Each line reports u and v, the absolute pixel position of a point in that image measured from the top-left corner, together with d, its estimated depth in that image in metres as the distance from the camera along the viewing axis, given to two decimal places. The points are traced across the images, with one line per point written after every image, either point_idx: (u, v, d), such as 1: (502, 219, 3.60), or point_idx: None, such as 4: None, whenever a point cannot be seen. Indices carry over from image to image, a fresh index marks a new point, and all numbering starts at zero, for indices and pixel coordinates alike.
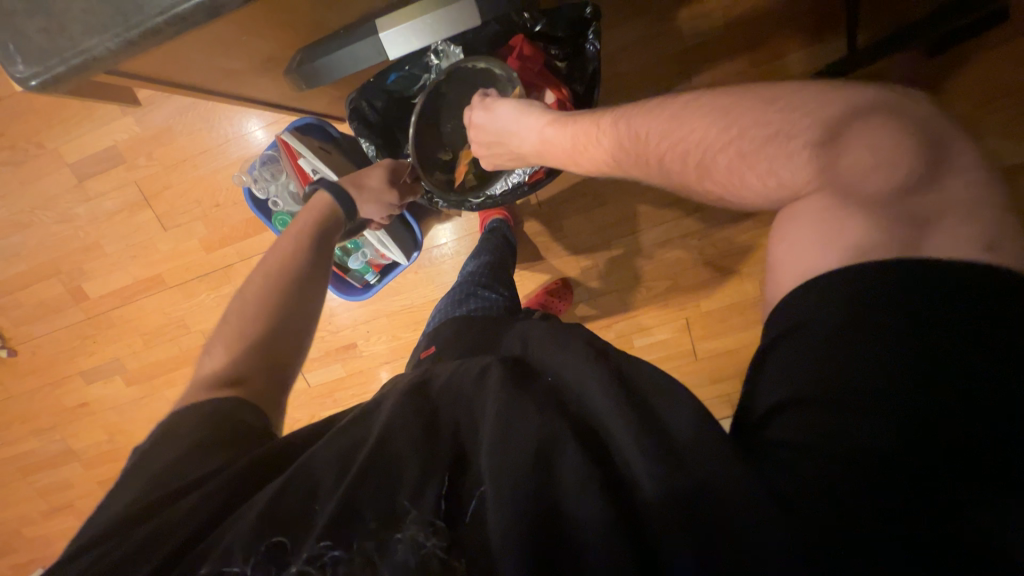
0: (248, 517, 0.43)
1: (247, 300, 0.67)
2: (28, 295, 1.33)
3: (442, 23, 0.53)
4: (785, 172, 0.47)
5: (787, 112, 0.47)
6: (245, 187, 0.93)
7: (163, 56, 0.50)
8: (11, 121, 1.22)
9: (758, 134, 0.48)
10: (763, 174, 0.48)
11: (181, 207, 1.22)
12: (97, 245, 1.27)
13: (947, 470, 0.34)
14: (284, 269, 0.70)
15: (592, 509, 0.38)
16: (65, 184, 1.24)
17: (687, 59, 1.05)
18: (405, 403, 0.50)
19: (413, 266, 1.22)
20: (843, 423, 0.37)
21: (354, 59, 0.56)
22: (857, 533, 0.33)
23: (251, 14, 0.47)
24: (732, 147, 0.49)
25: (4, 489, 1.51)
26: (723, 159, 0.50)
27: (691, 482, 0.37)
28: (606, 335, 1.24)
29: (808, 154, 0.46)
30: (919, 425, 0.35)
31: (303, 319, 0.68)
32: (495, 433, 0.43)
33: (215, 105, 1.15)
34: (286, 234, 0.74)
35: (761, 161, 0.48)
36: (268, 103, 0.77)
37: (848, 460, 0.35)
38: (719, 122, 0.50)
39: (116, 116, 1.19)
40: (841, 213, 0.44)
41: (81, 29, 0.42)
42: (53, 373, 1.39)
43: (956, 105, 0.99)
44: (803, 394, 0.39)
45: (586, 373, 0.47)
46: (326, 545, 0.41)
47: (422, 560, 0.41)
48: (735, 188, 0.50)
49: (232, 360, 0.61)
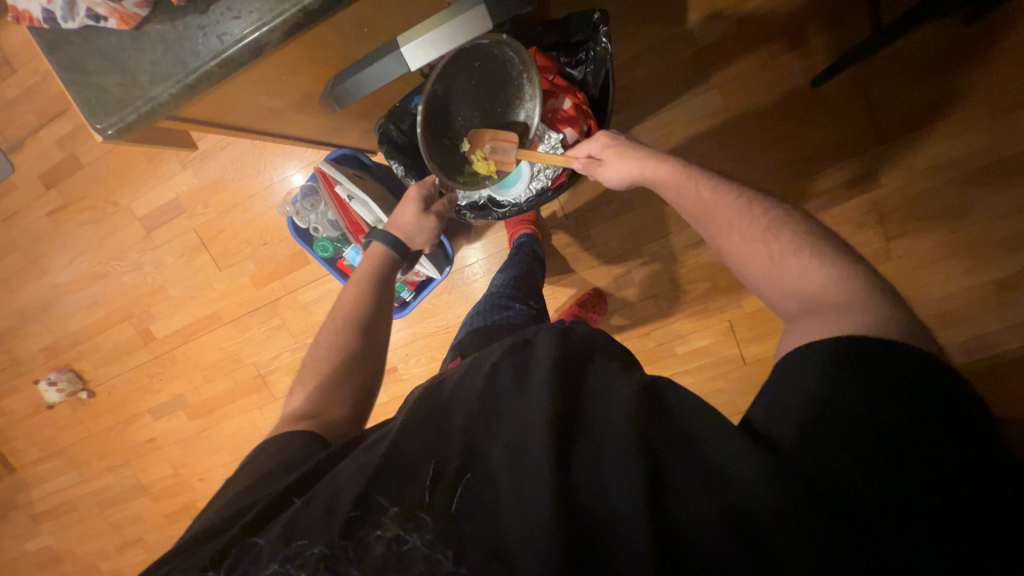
0: (276, 526, 0.44)
1: (322, 344, 0.70)
2: (105, 339, 1.46)
3: (459, 31, 0.52)
4: (810, 267, 0.46)
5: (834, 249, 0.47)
6: (289, 218, 1.01)
7: (216, 99, 0.56)
8: (91, 184, 1.38)
9: (788, 226, 0.49)
10: (776, 255, 0.48)
11: (234, 248, 1.32)
12: (162, 289, 1.39)
13: (962, 476, 0.33)
14: (351, 311, 0.71)
15: (609, 513, 0.39)
16: (135, 236, 1.38)
17: (703, 60, 1.05)
18: (418, 405, 0.51)
19: (446, 287, 1.25)
20: (853, 420, 0.36)
21: (378, 76, 0.56)
22: (869, 526, 0.33)
23: (289, 53, 0.52)
24: (762, 224, 0.50)
25: (83, 525, 1.61)
26: (744, 232, 0.50)
27: (711, 486, 0.38)
28: (644, 344, 1.21)
29: (815, 258, 0.46)
30: (943, 431, 0.35)
31: (372, 355, 0.69)
32: (511, 445, 0.44)
33: (261, 153, 1.26)
34: (352, 280, 0.76)
35: (808, 265, 0.46)
36: (306, 137, 0.83)
37: (869, 453, 0.35)
38: (778, 217, 0.50)
39: (177, 172, 1.32)
40: (832, 296, 0.44)
41: (149, 80, 0.49)
42: (126, 411, 1.50)
43: (1000, 76, 0.93)
44: (813, 391, 0.38)
45: (605, 380, 0.47)
46: (301, 545, 0.42)
47: (402, 556, 0.41)
48: (767, 248, 0.48)
49: (313, 396, 0.64)
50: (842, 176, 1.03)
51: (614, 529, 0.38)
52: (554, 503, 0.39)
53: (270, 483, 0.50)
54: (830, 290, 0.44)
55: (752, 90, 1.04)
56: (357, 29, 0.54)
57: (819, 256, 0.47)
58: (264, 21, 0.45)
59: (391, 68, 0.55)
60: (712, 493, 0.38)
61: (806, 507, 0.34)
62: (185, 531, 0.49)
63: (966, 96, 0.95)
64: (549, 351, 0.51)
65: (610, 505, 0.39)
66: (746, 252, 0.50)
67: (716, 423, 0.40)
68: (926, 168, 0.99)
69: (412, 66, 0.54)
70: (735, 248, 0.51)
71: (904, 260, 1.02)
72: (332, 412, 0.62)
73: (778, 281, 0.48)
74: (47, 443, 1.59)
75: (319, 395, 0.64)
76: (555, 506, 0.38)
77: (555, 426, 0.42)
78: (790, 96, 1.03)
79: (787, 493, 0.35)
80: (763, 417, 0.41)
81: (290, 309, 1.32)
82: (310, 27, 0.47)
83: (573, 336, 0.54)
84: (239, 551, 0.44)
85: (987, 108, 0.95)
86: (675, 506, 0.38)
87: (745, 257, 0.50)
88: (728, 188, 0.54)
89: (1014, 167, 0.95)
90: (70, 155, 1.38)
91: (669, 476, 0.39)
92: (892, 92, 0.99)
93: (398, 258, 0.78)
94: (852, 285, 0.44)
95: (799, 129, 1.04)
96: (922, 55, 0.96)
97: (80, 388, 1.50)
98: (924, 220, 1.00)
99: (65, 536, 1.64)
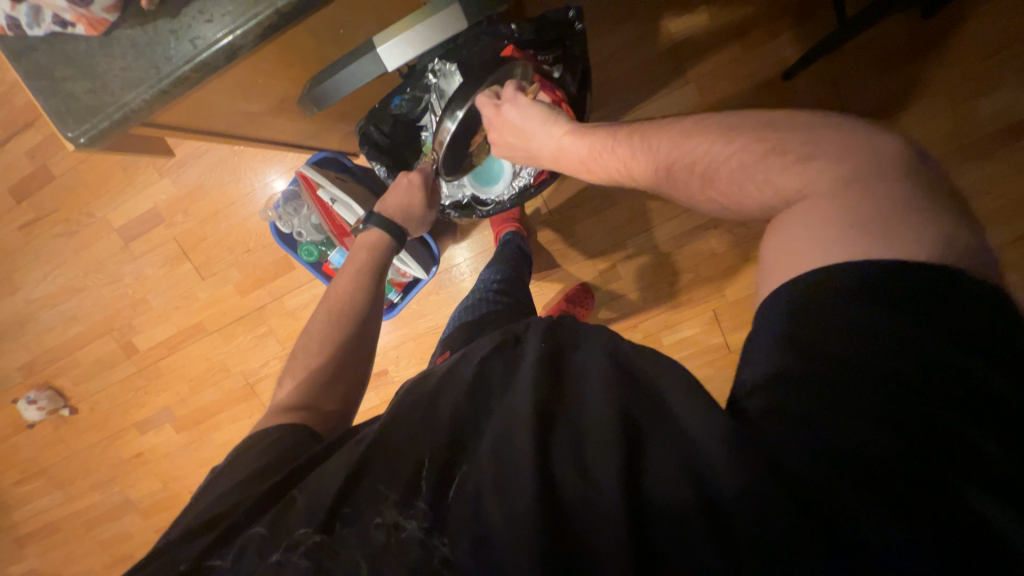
0: (259, 526, 0.45)
1: (313, 335, 0.68)
2: (86, 354, 1.43)
3: (436, 30, 0.52)
4: (778, 179, 0.43)
5: (808, 146, 0.42)
6: (272, 222, 0.99)
7: (191, 104, 0.55)
8: (65, 196, 1.35)
9: (730, 157, 0.46)
10: (732, 196, 0.46)
11: (216, 256, 1.30)
12: (143, 300, 1.36)
13: (949, 456, 0.32)
14: (346, 304, 0.70)
15: (583, 502, 0.40)
16: (113, 247, 1.35)
17: (678, 55, 1.07)
18: (404, 400, 0.52)
19: (435, 287, 1.25)
20: (843, 399, 0.34)
21: (355, 76, 0.55)
22: (851, 515, 0.32)
23: (264, 56, 0.52)
24: (698, 175, 0.48)
25: (69, 546, 1.57)
26: (693, 183, 0.49)
27: (691, 478, 0.38)
28: (633, 337, 1.22)
29: (772, 174, 0.43)
30: (933, 412, 0.33)
31: (364, 347, 0.69)
32: (495, 439, 0.45)
33: (242, 159, 1.25)
34: (345, 272, 0.75)
35: (765, 176, 0.43)
36: (285, 141, 0.82)
37: (854, 438, 0.33)
38: (723, 135, 0.47)
39: (155, 181, 1.30)
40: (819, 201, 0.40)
41: (121, 86, 0.48)
42: (110, 427, 1.47)
43: (963, 61, 0.97)
44: (801, 364, 0.36)
45: (585, 371, 0.48)
46: (307, 531, 0.43)
47: (400, 541, 0.42)
48: (720, 182, 0.47)
49: (300, 390, 0.63)
50: None
51: (594, 522, 0.38)
52: (535, 493, 0.40)
53: (256, 485, 0.49)
54: (812, 196, 0.41)
55: (728, 83, 1.06)
56: (333, 30, 0.54)
57: (789, 167, 0.42)
58: (238, 24, 0.44)
59: (368, 69, 0.54)
60: (692, 483, 0.37)
61: (783, 496, 0.33)
62: (176, 524, 0.49)
63: (931, 83, 0.98)
64: (534, 347, 0.52)
65: (591, 504, 0.39)
66: (707, 202, 0.49)
67: (694, 403, 0.40)
68: None
69: (391, 66, 0.54)
70: (695, 201, 0.50)
71: None
72: (325, 403, 0.62)
73: (752, 213, 0.46)
74: (28, 463, 1.55)
75: (306, 391, 0.63)
76: (535, 506, 0.39)
77: (538, 427, 0.43)
78: (765, 88, 1.05)
79: (763, 481, 0.34)
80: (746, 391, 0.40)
81: (277, 316, 1.30)
82: (284, 30, 0.47)
83: (562, 329, 0.55)
84: (234, 548, 0.44)
85: (951, 91, 0.98)
86: (653, 499, 0.38)
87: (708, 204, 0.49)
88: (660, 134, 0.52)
89: (976, 151, 0.99)
90: (41, 167, 1.35)
91: (649, 470, 0.39)
92: (861, 82, 1.02)
93: (393, 241, 0.78)
94: (840, 187, 0.40)
95: None
96: (889, 46, 0.99)
97: (61, 405, 1.46)
98: None
99: (51, 558, 1.60)
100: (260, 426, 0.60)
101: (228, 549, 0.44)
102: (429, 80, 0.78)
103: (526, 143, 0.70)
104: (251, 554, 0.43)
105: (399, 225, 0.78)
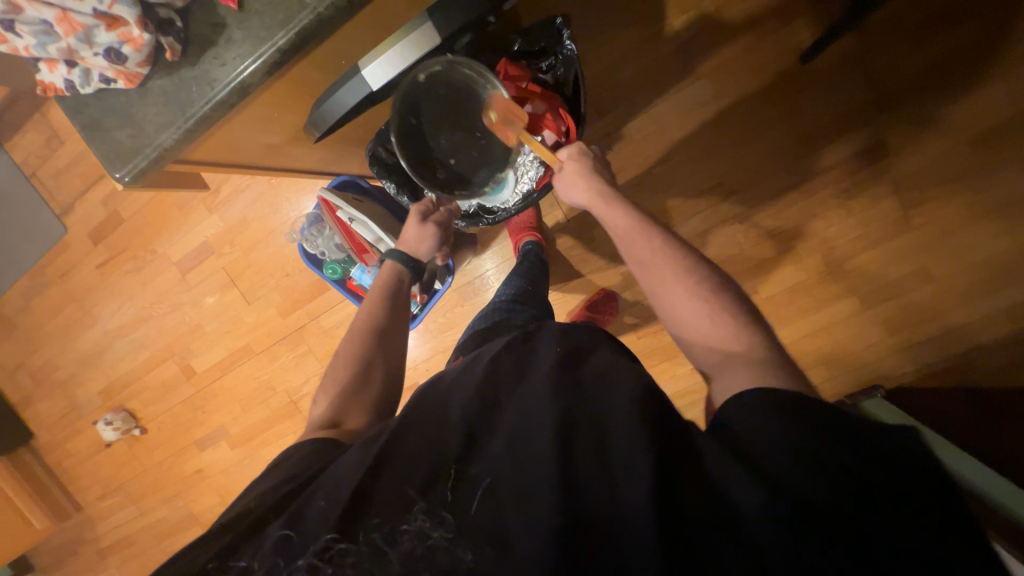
0: (274, 527, 0.47)
1: (342, 352, 0.72)
2: (152, 378, 1.57)
3: (415, 46, 0.54)
4: (715, 330, 0.50)
5: (746, 325, 0.50)
6: (299, 245, 1.06)
7: (218, 141, 0.62)
8: (133, 236, 1.51)
9: (694, 282, 0.53)
10: (707, 322, 0.51)
11: (260, 281, 1.41)
12: (199, 326, 1.49)
13: (934, 475, 0.36)
14: (370, 320, 0.74)
15: (605, 506, 0.40)
16: (172, 280, 1.49)
17: (686, 53, 1.06)
18: (416, 405, 0.53)
19: (460, 301, 1.29)
20: (832, 432, 0.38)
21: (343, 101, 0.58)
22: (861, 527, 0.34)
23: (276, 91, 0.58)
24: (664, 278, 0.55)
25: (142, 558, 1.70)
26: (677, 296, 0.53)
27: (711, 489, 0.39)
28: (662, 340, 1.19)
29: (716, 322, 0.51)
30: (904, 433, 0.38)
31: (389, 359, 0.72)
32: (508, 443, 0.45)
33: (278, 191, 1.35)
34: (369, 294, 0.80)
35: (703, 316, 0.51)
36: (306, 169, 0.89)
37: (863, 470, 0.36)
38: (692, 274, 0.54)
39: (205, 217, 1.43)
40: (749, 355, 0.47)
41: (156, 129, 0.55)
42: (175, 445, 1.59)
43: (1005, 27, 0.91)
44: (791, 406, 0.40)
45: (600, 376, 0.49)
46: (334, 537, 0.44)
47: (428, 548, 0.43)
48: (674, 302, 0.54)
49: (334, 405, 0.66)
50: (847, 149, 1.02)
51: (620, 529, 0.39)
52: (558, 500, 0.40)
53: (273, 483, 0.53)
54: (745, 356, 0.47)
55: (743, 73, 1.04)
56: (337, 61, 0.59)
57: (737, 323, 0.50)
58: (248, 63, 0.50)
59: (349, 82, 0.56)
60: (715, 498, 0.38)
61: (808, 518, 0.34)
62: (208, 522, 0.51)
63: (983, 54, 0.92)
64: (551, 350, 0.53)
65: (614, 511, 0.40)
66: (689, 308, 0.52)
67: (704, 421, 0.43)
68: (938, 133, 0.96)
69: (375, 86, 0.55)
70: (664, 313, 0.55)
71: (927, 229, 1.00)
72: (351, 420, 0.64)
73: (703, 341, 0.51)
74: (107, 479, 1.70)
75: (340, 403, 0.66)
76: (558, 509, 0.40)
77: (558, 425, 0.43)
78: (786, 75, 1.02)
79: (785, 502, 0.35)
80: (733, 411, 0.43)
81: (314, 335, 1.38)
82: (289, 63, 0.52)
83: (574, 334, 0.56)
84: (251, 545, 0.47)
85: (998, 61, 0.92)
86: (682, 508, 0.38)
87: (683, 315, 0.53)
88: (673, 250, 0.57)
89: None
90: (112, 212, 1.52)
91: (673, 477, 0.39)
92: (894, 57, 0.97)
93: (411, 269, 0.83)
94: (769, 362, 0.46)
95: (800, 106, 1.03)
96: (919, 17, 0.94)
97: (133, 426, 1.61)
98: (945, 184, 0.98)
99: (128, 569, 1.73)
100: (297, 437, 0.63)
101: (247, 545, 0.47)
102: None
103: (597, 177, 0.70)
104: (264, 549, 0.46)
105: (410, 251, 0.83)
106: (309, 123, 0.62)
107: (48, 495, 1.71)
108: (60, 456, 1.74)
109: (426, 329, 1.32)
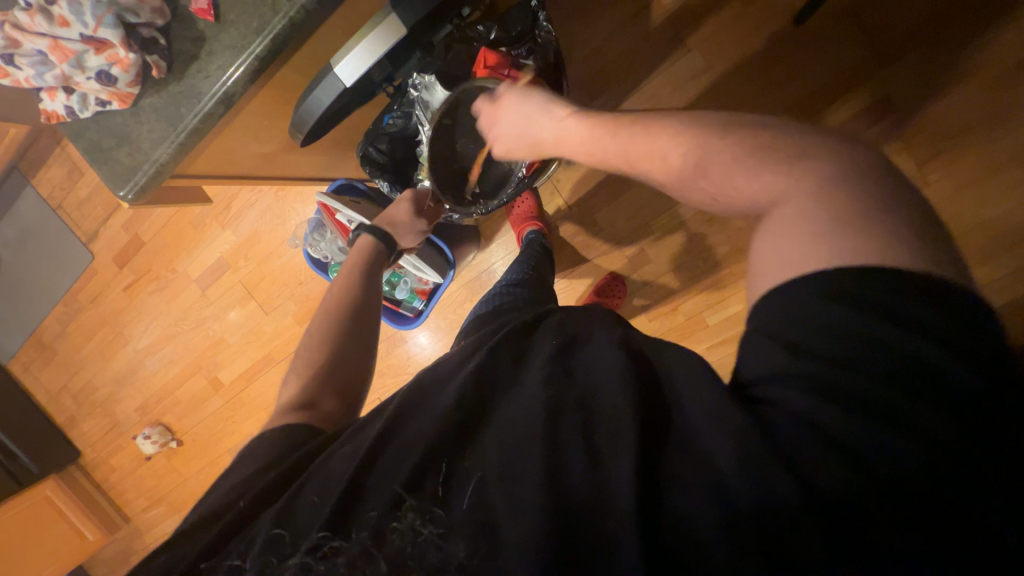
0: (268, 518, 0.48)
1: (313, 333, 0.74)
2: (183, 391, 1.64)
3: (383, 39, 0.54)
4: (742, 187, 0.45)
5: (767, 178, 0.44)
6: (304, 251, 1.09)
7: (212, 153, 0.65)
8: (155, 258, 1.58)
9: (719, 149, 0.47)
10: (729, 183, 0.46)
11: (276, 291, 1.45)
12: (222, 339, 1.55)
13: (957, 465, 0.33)
14: (339, 303, 0.76)
15: (590, 492, 0.40)
16: (194, 296, 1.55)
17: (674, 26, 1.04)
18: (414, 392, 0.54)
19: (468, 295, 1.30)
20: (840, 408, 0.35)
21: (320, 101, 0.59)
22: (848, 510, 0.33)
23: (263, 99, 0.60)
24: (684, 153, 0.50)
25: None
26: (685, 171, 0.50)
27: (701, 469, 0.38)
28: (674, 320, 1.18)
29: (751, 179, 0.45)
30: (937, 413, 0.34)
31: (365, 342, 0.74)
32: (503, 432, 0.46)
33: (286, 202, 1.39)
34: (342, 273, 0.82)
35: (722, 175, 0.47)
36: (302, 175, 0.91)
37: (862, 452, 0.34)
38: (704, 141, 0.48)
39: (219, 234, 1.48)
40: (793, 209, 0.42)
41: (151, 147, 0.58)
42: (209, 455, 1.65)
43: None
44: (798, 372, 0.38)
45: (600, 361, 0.48)
46: (324, 536, 0.45)
47: (419, 544, 0.44)
48: (685, 179, 0.50)
49: (302, 388, 0.67)
50: (851, 108, 0.98)
51: (607, 517, 0.39)
52: (546, 498, 0.40)
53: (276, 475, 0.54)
54: (790, 204, 0.42)
55: (737, 42, 1.01)
56: (317, 66, 0.61)
57: (768, 174, 0.44)
58: (229, 76, 0.52)
59: (323, 79, 0.57)
60: (708, 482, 0.38)
61: (795, 496, 0.34)
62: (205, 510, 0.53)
63: None
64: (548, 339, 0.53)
65: (601, 497, 0.40)
66: (706, 179, 0.48)
67: (708, 395, 0.41)
68: (948, 81, 0.92)
69: (348, 82, 0.56)
70: (683, 190, 0.51)
71: (944, 184, 0.95)
72: (326, 403, 0.65)
73: (734, 207, 0.48)
74: (150, 491, 1.79)
75: (309, 386, 0.66)
76: (543, 509, 0.40)
77: (543, 422, 0.44)
78: (782, 37, 0.99)
79: (769, 480, 0.35)
80: (750, 366, 0.42)
81: None
82: (269, 71, 0.54)
83: (571, 321, 0.56)
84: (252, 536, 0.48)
85: None
86: (666, 492, 0.38)
87: (691, 185, 0.50)
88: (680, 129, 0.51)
89: None
90: (133, 236, 1.59)
91: (662, 463, 0.40)
92: (892, 8, 0.93)
93: (385, 250, 0.85)
94: (816, 213, 0.41)
95: (801, 67, 0.99)
96: None
97: (169, 438, 1.68)
98: (964, 133, 0.93)
99: None
100: (268, 424, 0.63)
101: (235, 543, 0.48)
102: (411, 94, 0.82)
103: (527, 131, 0.71)
104: (257, 546, 0.47)
105: (387, 230, 0.86)
106: (292, 127, 0.64)
107: (98, 509, 1.81)
108: (105, 471, 1.84)
109: (437, 327, 1.34)
